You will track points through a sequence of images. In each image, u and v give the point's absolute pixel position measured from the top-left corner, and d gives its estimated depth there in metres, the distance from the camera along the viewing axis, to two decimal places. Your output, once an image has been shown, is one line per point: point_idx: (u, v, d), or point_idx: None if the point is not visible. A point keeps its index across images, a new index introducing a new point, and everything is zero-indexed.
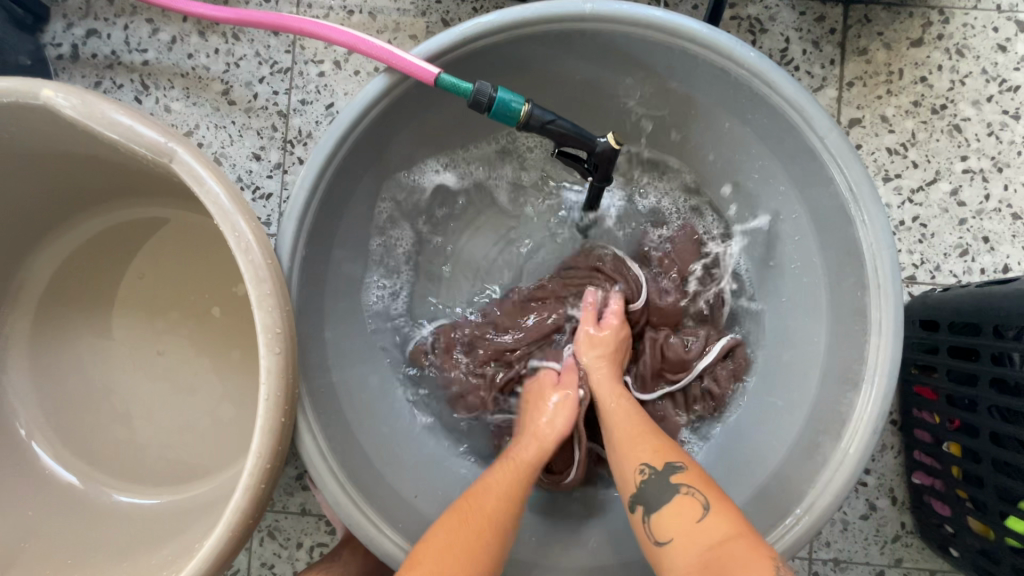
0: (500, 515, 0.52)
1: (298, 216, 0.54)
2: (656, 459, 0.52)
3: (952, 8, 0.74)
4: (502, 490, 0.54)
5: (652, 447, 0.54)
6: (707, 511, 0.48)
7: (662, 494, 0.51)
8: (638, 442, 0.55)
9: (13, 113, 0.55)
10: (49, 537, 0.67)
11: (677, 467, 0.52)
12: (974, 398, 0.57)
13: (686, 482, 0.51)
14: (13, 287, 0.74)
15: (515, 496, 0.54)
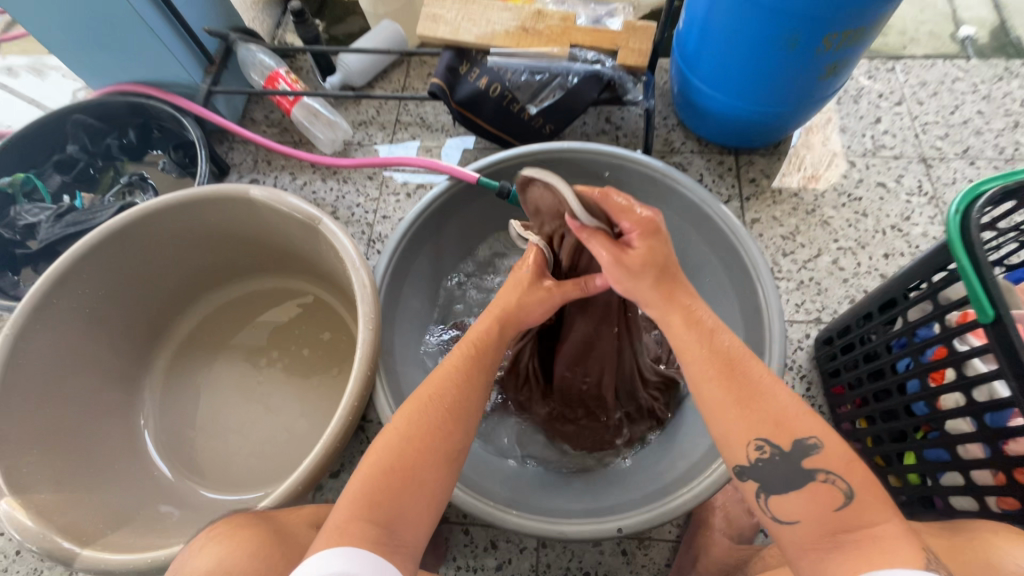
0: (439, 423, 0.52)
1: (389, 255, 0.86)
2: (785, 440, 0.50)
3: (820, 172, 1.13)
4: (443, 396, 0.54)
5: (771, 415, 0.51)
6: (850, 500, 0.48)
7: (785, 470, 0.51)
8: (761, 412, 0.51)
9: (225, 204, 0.90)
10: (155, 512, 0.83)
11: (811, 450, 0.50)
12: (859, 375, 0.79)
13: (825, 464, 0.50)
14: (165, 334, 1.03)
15: (464, 399, 0.55)
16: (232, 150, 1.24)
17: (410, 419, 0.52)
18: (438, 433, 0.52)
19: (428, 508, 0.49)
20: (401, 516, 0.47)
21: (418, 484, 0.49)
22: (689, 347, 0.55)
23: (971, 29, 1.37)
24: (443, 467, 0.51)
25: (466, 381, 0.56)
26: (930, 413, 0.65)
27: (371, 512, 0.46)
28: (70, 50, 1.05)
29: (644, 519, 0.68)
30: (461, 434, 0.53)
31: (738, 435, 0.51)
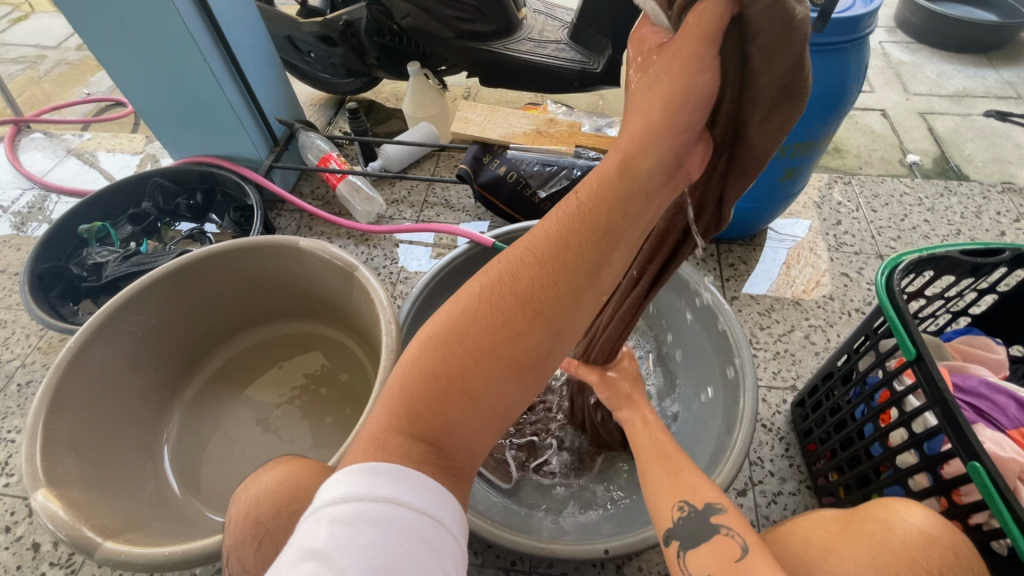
0: (501, 324, 0.49)
1: (413, 301, 1.00)
2: (698, 498, 0.58)
3: (812, 289, 1.23)
4: (514, 288, 0.49)
5: (693, 486, 0.59)
6: (744, 553, 0.52)
7: (696, 528, 0.56)
8: (682, 479, 0.60)
9: (274, 252, 1.05)
10: (167, 524, 0.87)
11: (717, 509, 0.56)
12: (827, 429, 0.88)
13: (727, 522, 0.55)
14: (199, 366, 1.13)
15: (543, 294, 0.48)
16: (280, 216, 1.43)
17: (467, 314, 0.50)
18: (503, 336, 0.48)
19: (479, 423, 0.50)
20: (453, 434, 0.49)
21: (477, 401, 0.49)
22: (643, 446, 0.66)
23: (916, 157, 1.62)
24: (507, 379, 0.49)
25: (546, 271, 0.48)
26: (885, 453, 0.73)
27: (417, 430, 0.48)
28: (165, 126, 1.28)
29: (631, 542, 0.73)
30: (533, 338, 0.49)
31: (665, 499, 0.59)
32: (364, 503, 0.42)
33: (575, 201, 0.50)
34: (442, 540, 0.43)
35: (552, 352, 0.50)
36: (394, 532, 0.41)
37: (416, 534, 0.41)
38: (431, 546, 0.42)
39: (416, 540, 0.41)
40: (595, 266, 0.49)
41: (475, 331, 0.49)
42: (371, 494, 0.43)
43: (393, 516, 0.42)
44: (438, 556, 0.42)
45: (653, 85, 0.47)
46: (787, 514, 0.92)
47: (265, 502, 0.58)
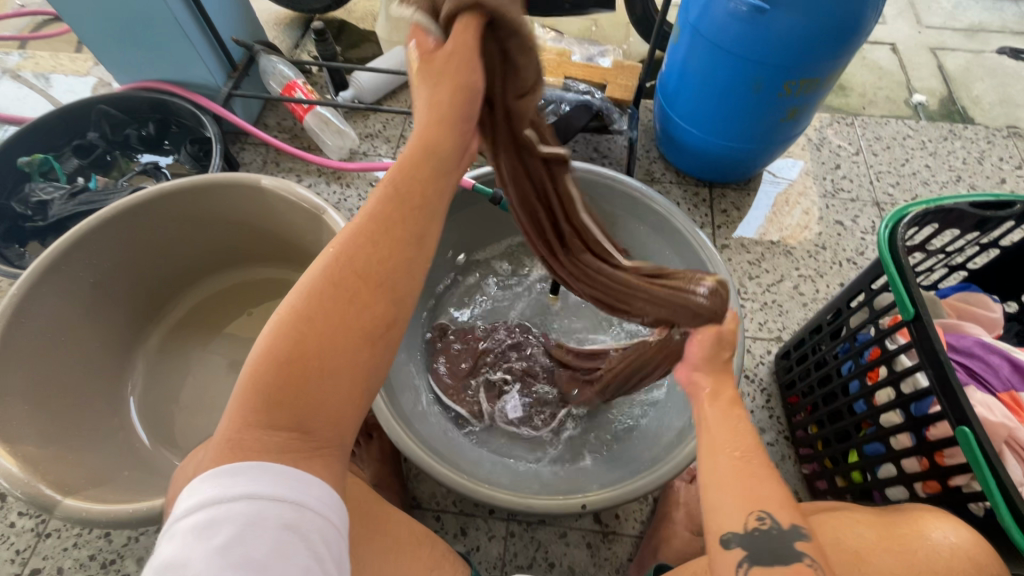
0: (337, 296, 0.48)
1: None
2: (785, 515, 0.48)
3: (800, 234, 1.20)
4: (340, 268, 0.50)
5: (778, 496, 0.49)
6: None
7: (776, 546, 0.47)
8: (765, 485, 0.49)
9: (237, 190, 0.97)
10: (135, 476, 0.85)
11: (805, 535, 0.48)
12: (811, 383, 0.87)
13: (809, 550, 0.48)
14: (162, 312, 1.07)
15: (372, 266, 0.50)
16: (243, 150, 1.32)
17: (308, 301, 0.48)
18: (351, 306, 0.49)
19: (348, 393, 0.48)
20: (314, 416, 0.47)
21: (333, 374, 0.47)
22: (720, 435, 0.53)
23: (922, 96, 1.54)
24: (359, 351, 0.49)
25: (379, 248, 0.51)
26: (868, 410, 0.72)
27: (274, 418, 0.45)
28: (106, 46, 1.14)
29: (609, 498, 0.73)
30: (375, 302, 0.50)
31: (736, 505, 0.49)
32: (213, 503, 0.41)
33: (383, 189, 0.53)
34: (310, 521, 0.43)
35: (394, 320, 0.51)
36: (251, 529, 0.40)
37: (274, 525, 0.41)
38: (295, 531, 0.42)
39: (277, 529, 0.41)
40: (417, 235, 0.53)
41: (317, 310, 0.48)
42: (220, 491, 0.42)
43: (247, 510, 0.41)
44: (304, 538, 0.42)
45: (436, 81, 0.54)
46: None
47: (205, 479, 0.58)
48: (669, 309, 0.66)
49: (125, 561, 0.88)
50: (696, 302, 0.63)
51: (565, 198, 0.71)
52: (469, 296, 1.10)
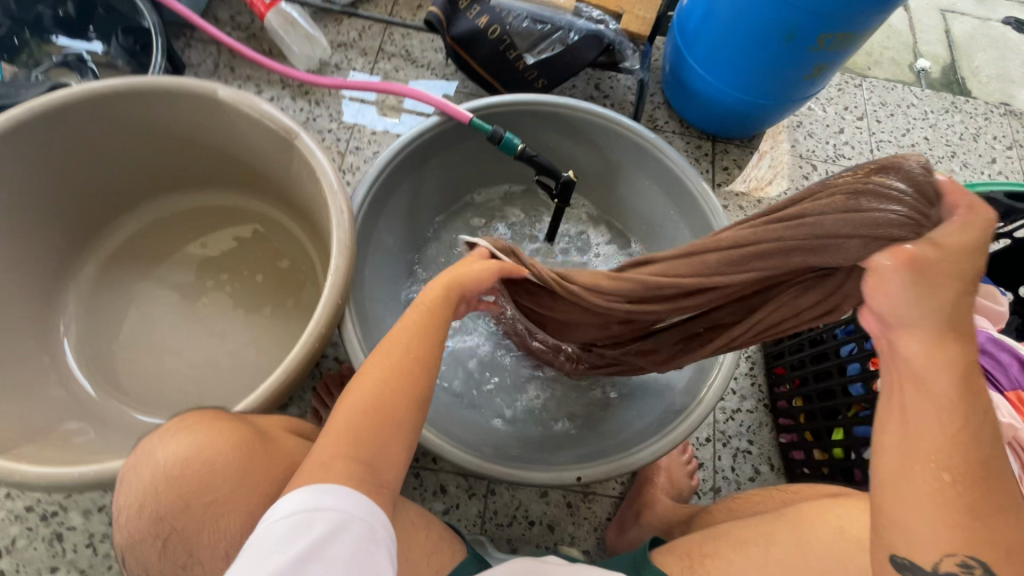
0: (404, 373, 0.53)
1: (370, 183, 0.82)
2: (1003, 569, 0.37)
3: (765, 187, 1.17)
4: (407, 351, 0.54)
5: (1003, 542, 0.38)
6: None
7: None
8: (975, 520, 0.38)
9: (186, 100, 0.81)
10: (73, 424, 0.75)
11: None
12: (802, 357, 0.87)
13: None
14: (97, 239, 0.93)
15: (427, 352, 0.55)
16: (188, 49, 1.12)
17: (384, 378, 0.52)
18: (410, 378, 0.53)
19: (401, 450, 0.51)
20: (377, 458, 0.49)
21: (395, 429, 0.51)
22: (922, 433, 0.40)
23: (927, 62, 1.49)
24: (412, 415, 0.52)
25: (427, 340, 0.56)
26: (866, 394, 0.73)
27: (359, 451, 0.49)
28: None
29: (603, 471, 0.71)
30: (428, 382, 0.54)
31: (927, 536, 0.38)
32: (291, 512, 0.44)
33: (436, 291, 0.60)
34: (371, 538, 0.45)
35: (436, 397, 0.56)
36: (333, 537, 0.43)
37: (351, 533, 0.44)
38: (367, 538, 0.45)
39: (354, 535, 0.44)
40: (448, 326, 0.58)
41: (382, 385, 0.52)
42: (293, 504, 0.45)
43: (328, 515, 0.44)
44: (375, 547, 0.45)
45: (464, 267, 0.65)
46: (741, 430, 0.95)
47: (164, 486, 0.52)
48: (836, 240, 0.50)
49: (68, 514, 0.79)
50: (886, 205, 0.47)
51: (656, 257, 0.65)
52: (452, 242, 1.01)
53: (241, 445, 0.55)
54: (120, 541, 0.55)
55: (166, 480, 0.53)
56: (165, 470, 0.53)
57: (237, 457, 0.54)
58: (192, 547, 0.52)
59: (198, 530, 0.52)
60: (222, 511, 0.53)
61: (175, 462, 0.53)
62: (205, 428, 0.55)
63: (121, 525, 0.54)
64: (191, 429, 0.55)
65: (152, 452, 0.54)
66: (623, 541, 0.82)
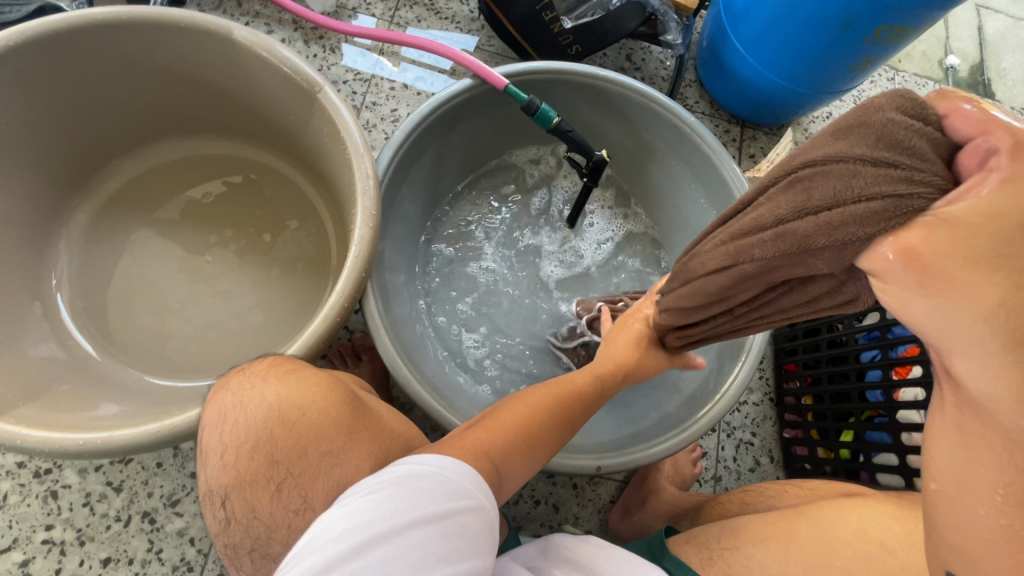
0: (575, 412, 0.60)
1: (396, 146, 0.77)
2: None
3: (765, 167, 1.14)
4: (577, 399, 0.61)
5: None
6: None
7: None
8: None
9: (197, 37, 0.74)
10: (69, 379, 0.71)
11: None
12: (819, 357, 0.87)
13: None
14: (93, 182, 0.87)
15: (587, 407, 0.62)
16: None
17: (550, 406, 0.58)
18: (566, 412, 0.59)
19: (524, 474, 0.54)
20: (507, 471, 0.51)
21: (533, 453, 0.55)
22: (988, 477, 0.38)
23: (956, 60, 1.46)
24: (545, 453, 0.56)
25: (595, 394, 0.64)
26: (885, 401, 0.73)
27: (503, 463, 0.51)
28: None
29: (621, 462, 0.72)
30: (578, 427, 0.61)
31: None
32: (439, 471, 0.44)
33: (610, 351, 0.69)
34: (489, 529, 0.44)
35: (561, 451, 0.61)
36: (470, 513, 0.43)
37: (483, 515, 0.44)
38: (491, 524, 0.45)
39: (485, 519, 0.44)
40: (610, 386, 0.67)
41: (546, 408, 0.58)
42: (435, 468, 0.44)
43: (474, 491, 0.44)
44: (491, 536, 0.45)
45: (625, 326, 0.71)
46: (746, 422, 0.96)
47: (281, 429, 0.50)
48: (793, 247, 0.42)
49: (63, 472, 0.76)
50: (855, 186, 0.37)
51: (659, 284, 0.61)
52: (472, 213, 0.98)
53: (346, 402, 0.54)
54: (223, 481, 0.50)
55: (281, 424, 0.50)
56: (287, 413, 0.51)
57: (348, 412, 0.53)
58: (307, 492, 0.49)
59: (313, 478, 0.49)
60: (336, 462, 0.50)
61: (299, 404, 0.51)
62: (321, 379, 0.53)
63: (228, 464, 0.50)
64: (312, 374, 0.53)
65: (265, 388, 0.52)
66: (627, 525, 0.84)
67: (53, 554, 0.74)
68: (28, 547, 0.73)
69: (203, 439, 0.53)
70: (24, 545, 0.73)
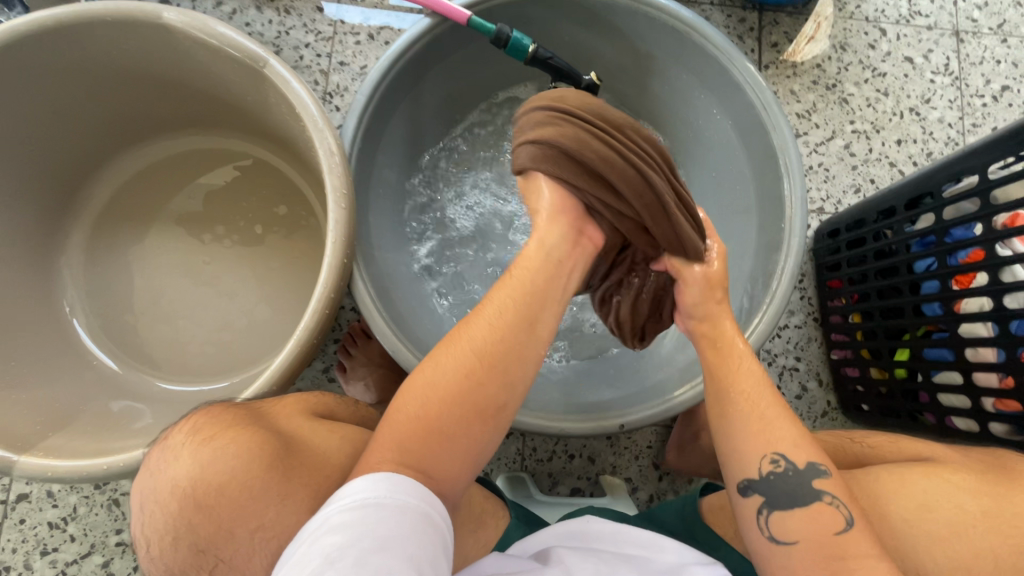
0: (487, 363, 0.49)
1: (359, 112, 0.70)
2: (800, 455, 0.52)
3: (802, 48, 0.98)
4: (481, 346, 0.50)
5: (786, 436, 0.53)
6: (848, 528, 0.49)
7: (793, 488, 0.51)
8: (776, 430, 0.54)
9: (129, 27, 0.67)
10: (97, 402, 0.73)
11: (821, 473, 0.52)
12: (864, 270, 0.77)
13: (830, 489, 0.51)
14: (79, 201, 0.86)
15: (504, 351, 0.50)
16: None
17: (453, 369, 0.49)
18: (476, 368, 0.49)
19: (456, 457, 0.47)
20: (424, 463, 0.46)
21: (450, 435, 0.47)
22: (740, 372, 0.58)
23: None
24: (471, 422, 0.48)
25: (508, 323, 0.51)
26: (944, 315, 0.64)
27: (406, 456, 0.46)
28: None
29: (646, 416, 0.67)
30: (513, 374, 0.50)
31: (752, 449, 0.54)
32: (345, 501, 0.41)
33: (514, 276, 0.55)
34: (426, 522, 0.42)
35: (513, 402, 0.51)
36: (390, 519, 0.40)
37: (411, 514, 0.42)
38: (428, 519, 0.42)
39: (414, 516, 0.42)
40: (533, 321, 0.52)
41: (446, 375, 0.49)
42: (324, 513, 0.41)
43: (388, 497, 0.42)
44: (434, 527, 0.43)
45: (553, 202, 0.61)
46: (789, 347, 0.89)
47: (194, 516, 0.45)
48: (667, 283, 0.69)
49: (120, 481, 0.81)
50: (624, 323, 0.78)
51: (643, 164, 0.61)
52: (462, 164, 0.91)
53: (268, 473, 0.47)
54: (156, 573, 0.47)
55: (196, 508, 0.45)
56: (199, 499, 0.46)
57: (269, 485, 0.47)
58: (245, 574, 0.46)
59: (246, 558, 0.45)
60: (270, 535, 0.46)
61: (213, 486, 0.46)
62: (239, 450, 0.47)
63: (156, 557, 0.47)
64: (227, 444, 0.47)
65: (173, 471, 0.47)
66: (685, 462, 0.81)
67: (129, 553, 0.80)
68: (105, 549, 0.80)
69: (133, 521, 0.50)
70: (102, 549, 0.80)
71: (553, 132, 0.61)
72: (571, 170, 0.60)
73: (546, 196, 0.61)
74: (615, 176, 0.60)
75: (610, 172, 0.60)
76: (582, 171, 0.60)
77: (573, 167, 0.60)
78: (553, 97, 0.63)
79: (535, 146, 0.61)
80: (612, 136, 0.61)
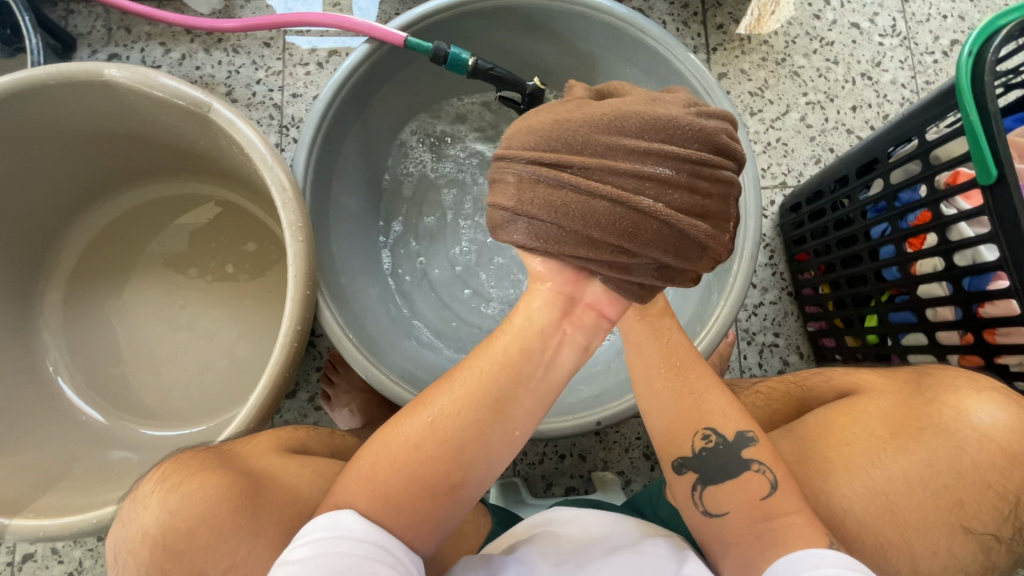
0: (442, 441, 0.49)
1: (308, 144, 0.70)
2: (727, 429, 0.56)
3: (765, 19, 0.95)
4: (439, 418, 0.49)
5: (713, 411, 0.57)
6: (773, 491, 0.53)
7: (724, 459, 0.55)
8: (705, 402, 0.57)
9: (73, 91, 0.68)
10: (87, 458, 0.74)
11: (749, 441, 0.55)
12: (827, 243, 0.78)
13: (757, 456, 0.55)
14: (50, 262, 0.87)
15: (463, 429, 0.49)
16: (71, 15, 0.96)
17: (408, 439, 0.49)
18: (432, 442, 0.49)
19: (415, 518, 0.49)
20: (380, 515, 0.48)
21: (402, 499, 0.49)
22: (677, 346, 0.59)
23: None
24: (422, 492, 0.49)
25: (470, 406, 0.49)
26: (903, 279, 0.65)
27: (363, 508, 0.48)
28: None
29: (623, 408, 0.66)
30: (470, 454, 0.49)
31: (684, 429, 0.56)
32: (303, 543, 0.45)
33: (489, 345, 0.50)
34: (380, 553, 0.46)
35: (473, 479, 0.50)
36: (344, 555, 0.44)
37: (365, 546, 0.46)
38: (381, 550, 0.46)
39: (366, 548, 0.46)
40: (498, 400, 0.49)
41: (402, 445, 0.49)
42: (285, 556, 0.45)
43: (342, 533, 0.46)
44: (387, 555, 0.46)
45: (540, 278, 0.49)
46: (766, 324, 0.89)
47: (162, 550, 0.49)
48: None
49: None
50: None
51: (631, 199, 0.43)
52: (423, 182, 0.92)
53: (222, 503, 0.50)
54: None
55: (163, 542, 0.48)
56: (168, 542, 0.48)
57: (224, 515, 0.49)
58: None
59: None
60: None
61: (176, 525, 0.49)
62: (203, 491, 0.50)
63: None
64: (186, 489, 0.50)
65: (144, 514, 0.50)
66: None
67: None
68: None
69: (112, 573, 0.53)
70: None
71: (500, 198, 0.46)
72: (540, 238, 0.45)
73: (537, 270, 0.49)
74: (596, 233, 0.44)
75: (589, 229, 0.44)
76: (559, 234, 0.45)
77: (537, 234, 0.45)
78: (507, 140, 0.47)
79: (494, 211, 0.47)
80: (588, 165, 0.43)
